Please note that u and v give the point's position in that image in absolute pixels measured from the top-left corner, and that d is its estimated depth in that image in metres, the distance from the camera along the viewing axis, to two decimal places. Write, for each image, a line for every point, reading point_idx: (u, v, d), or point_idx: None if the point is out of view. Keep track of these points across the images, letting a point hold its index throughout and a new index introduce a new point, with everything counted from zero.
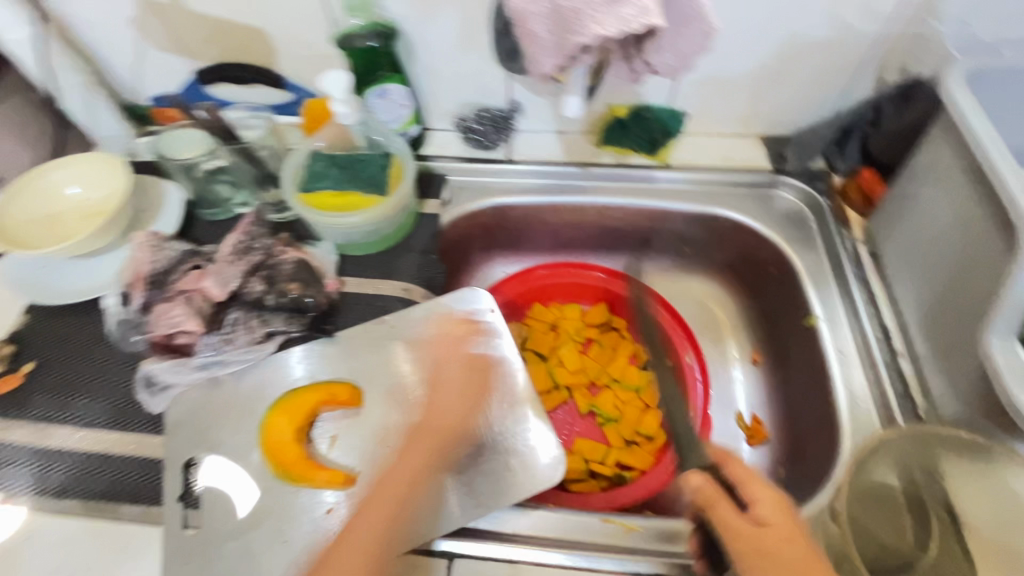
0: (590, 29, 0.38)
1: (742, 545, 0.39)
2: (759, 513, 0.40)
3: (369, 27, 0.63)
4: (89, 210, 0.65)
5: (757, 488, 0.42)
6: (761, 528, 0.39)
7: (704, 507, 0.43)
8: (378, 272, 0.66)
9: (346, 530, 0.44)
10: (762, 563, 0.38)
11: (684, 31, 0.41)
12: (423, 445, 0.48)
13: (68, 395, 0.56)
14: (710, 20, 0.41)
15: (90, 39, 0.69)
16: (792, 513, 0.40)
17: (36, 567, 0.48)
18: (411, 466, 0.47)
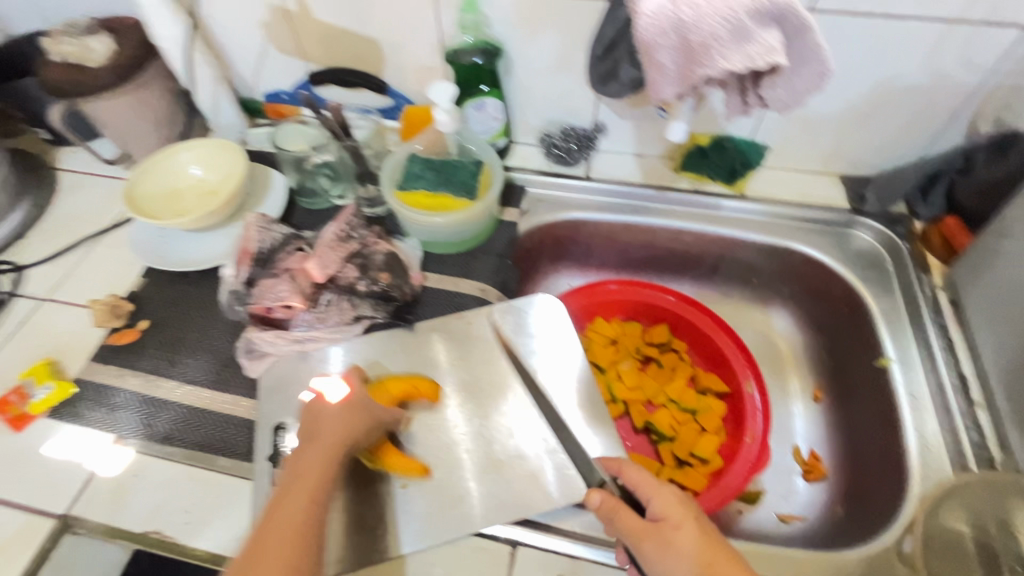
0: (717, 64, 0.41)
1: (646, 544, 0.44)
2: (657, 510, 0.45)
3: (477, 45, 0.68)
4: (205, 190, 0.72)
5: (655, 487, 0.47)
6: (658, 522, 0.45)
7: (609, 518, 0.46)
8: (457, 271, 0.70)
9: (268, 519, 0.42)
10: (661, 555, 0.43)
11: (801, 71, 0.44)
12: (326, 449, 0.46)
13: (176, 353, 0.62)
14: (826, 62, 0.43)
15: (223, 38, 0.77)
16: (683, 503, 0.46)
17: (140, 502, 0.53)
18: (314, 466, 0.45)
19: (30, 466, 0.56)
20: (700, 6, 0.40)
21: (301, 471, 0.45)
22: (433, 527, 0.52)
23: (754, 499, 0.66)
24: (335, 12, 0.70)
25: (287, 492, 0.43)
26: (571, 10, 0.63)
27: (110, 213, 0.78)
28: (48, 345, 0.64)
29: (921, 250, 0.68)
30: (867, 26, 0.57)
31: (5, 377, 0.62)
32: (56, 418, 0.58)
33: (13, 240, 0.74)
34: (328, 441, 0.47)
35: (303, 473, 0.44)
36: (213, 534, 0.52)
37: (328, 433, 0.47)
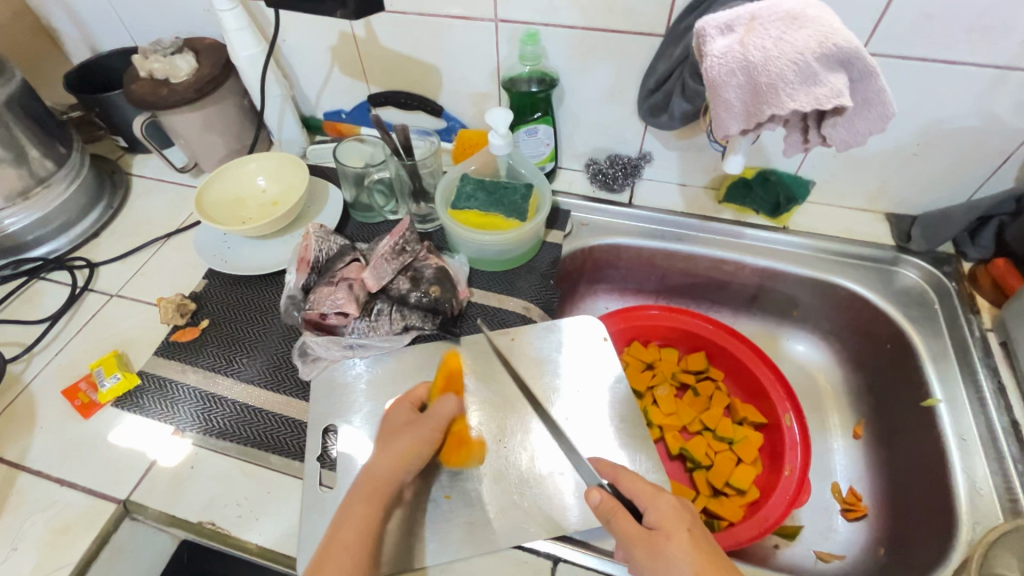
0: (787, 104, 0.44)
1: (638, 549, 0.44)
2: (654, 519, 0.45)
3: (534, 75, 0.71)
4: (268, 201, 0.76)
5: (653, 496, 0.47)
6: (653, 530, 0.44)
7: (607, 519, 0.47)
8: (502, 288, 0.72)
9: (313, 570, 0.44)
10: (652, 561, 0.43)
11: (864, 113, 0.45)
12: (371, 500, 0.48)
13: (234, 352, 0.65)
14: (890, 105, 0.45)
15: (293, 60, 0.82)
16: (680, 514, 0.45)
17: (196, 493, 0.56)
18: (358, 518, 0.46)
19: (95, 451, 0.59)
20: (770, 49, 0.43)
21: (346, 521, 0.46)
22: (474, 537, 0.52)
23: (792, 535, 0.65)
24: (400, 40, 0.74)
25: (329, 545, 0.45)
26: (627, 46, 0.66)
27: (177, 218, 0.82)
28: (117, 339, 0.68)
29: (970, 290, 0.68)
30: (920, 70, 0.58)
31: (76, 366, 0.66)
32: (120, 408, 0.61)
33: (88, 239, 0.79)
34: (374, 491, 0.48)
35: (346, 524, 0.46)
36: (264, 528, 0.54)
37: (375, 482, 0.49)
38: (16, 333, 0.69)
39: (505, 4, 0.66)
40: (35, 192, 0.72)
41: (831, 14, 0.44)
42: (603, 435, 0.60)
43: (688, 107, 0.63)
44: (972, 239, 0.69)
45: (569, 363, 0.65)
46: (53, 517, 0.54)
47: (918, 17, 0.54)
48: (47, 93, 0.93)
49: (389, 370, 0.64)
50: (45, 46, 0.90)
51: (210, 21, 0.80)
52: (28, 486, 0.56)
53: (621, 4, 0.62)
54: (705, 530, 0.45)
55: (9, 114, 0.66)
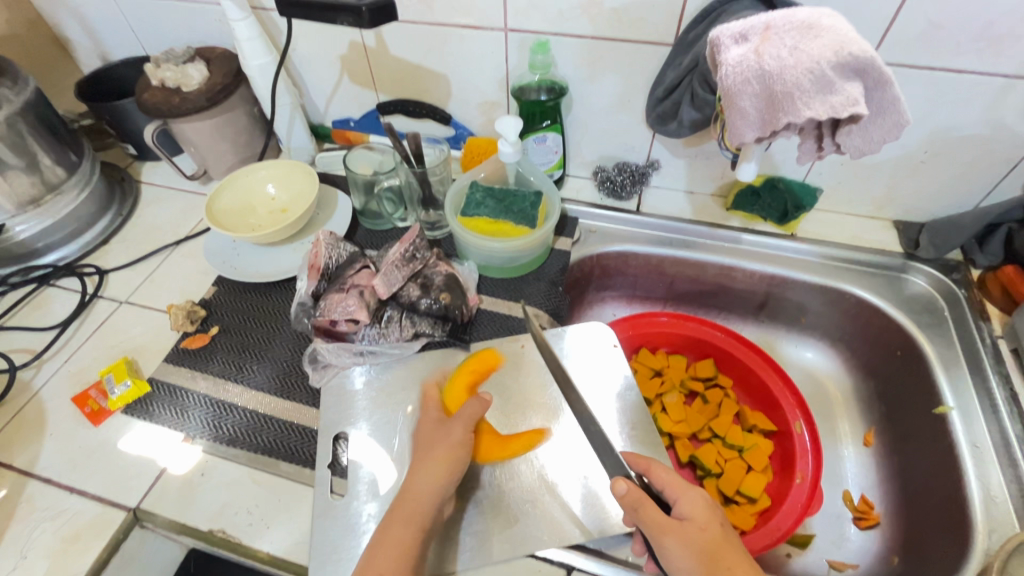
0: (802, 113, 0.44)
1: (670, 539, 0.44)
2: (685, 510, 0.46)
3: (544, 83, 0.72)
4: (278, 208, 0.76)
5: (683, 489, 0.48)
6: (683, 521, 0.45)
7: (631, 509, 0.46)
8: (511, 295, 0.72)
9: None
10: (683, 551, 0.44)
11: (878, 121, 0.46)
12: (406, 522, 0.48)
13: (244, 359, 0.65)
14: (903, 114, 0.46)
15: (303, 69, 0.83)
16: (709, 507, 0.47)
17: (207, 501, 0.55)
18: (394, 542, 0.47)
19: (105, 458, 0.59)
20: (786, 58, 0.43)
21: (382, 542, 0.47)
22: (487, 546, 0.52)
23: (804, 544, 0.65)
24: (411, 49, 0.75)
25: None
26: (636, 55, 0.66)
27: (186, 225, 0.83)
28: (126, 345, 0.68)
29: (979, 297, 0.68)
30: (929, 79, 0.59)
31: (86, 373, 0.66)
32: (130, 415, 0.61)
33: (98, 245, 0.80)
34: (407, 513, 0.49)
35: (382, 545, 0.47)
36: (275, 537, 0.53)
37: (407, 503, 0.49)
38: (25, 340, 0.69)
39: (515, 14, 0.67)
40: (46, 199, 0.72)
41: (845, 24, 0.45)
42: (615, 442, 0.59)
43: (698, 115, 0.63)
44: (980, 246, 0.69)
45: (579, 369, 0.65)
46: (63, 524, 0.54)
47: (927, 26, 0.55)
48: (58, 101, 0.94)
49: (399, 377, 0.64)
50: (57, 55, 0.91)
51: (222, 31, 0.81)
52: (38, 494, 0.56)
53: (632, 13, 0.63)
54: (729, 524, 0.47)
55: (22, 122, 0.66)
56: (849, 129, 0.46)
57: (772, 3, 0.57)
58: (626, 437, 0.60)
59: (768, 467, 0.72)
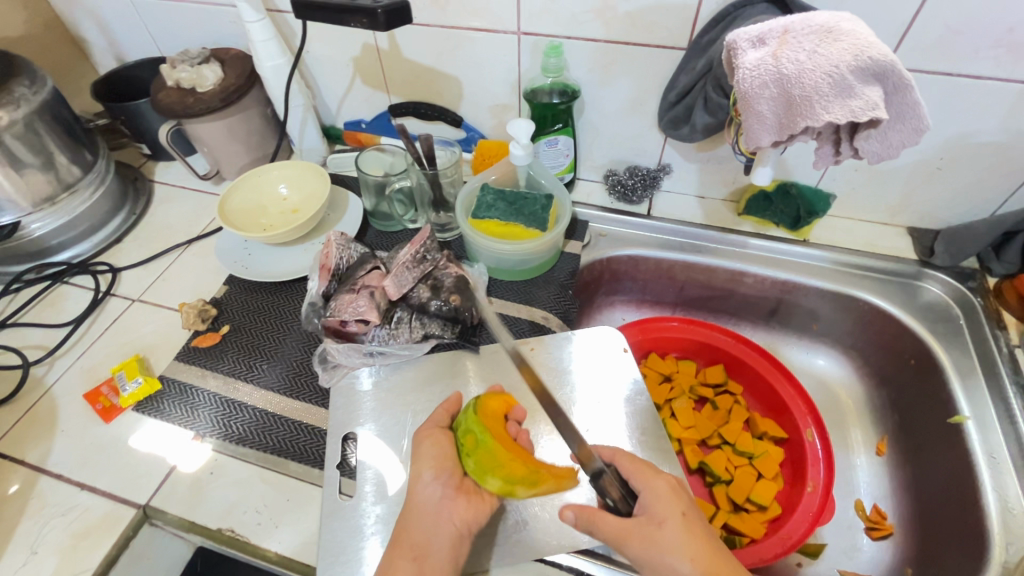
0: (820, 117, 0.44)
1: (631, 544, 0.45)
2: (647, 504, 0.46)
3: (557, 87, 0.72)
4: (288, 210, 0.77)
5: (646, 478, 0.48)
6: (643, 516, 0.46)
7: (591, 523, 0.48)
8: (521, 298, 0.72)
9: None
10: (646, 551, 0.44)
11: (897, 126, 0.45)
12: (404, 547, 0.46)
13: (255, 359, 0.65)
14: (923, 118, 0.45)
15: (316, 71, 0.83)
16: (673, 497, 0.46)
17: (214, 500, 0.55)
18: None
19: (115, 456, 0.59)
20: (804, 62, 0.43)
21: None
22: (495, 551, 0.51)
23: (816, 553, 0.64)
24: (423, 51, 0.75)
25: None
26: (650, 59, 0.66)
27: (198, 224, 0.83)
28: (137, 343, 0.69)
29: (996, 306, 0.67)
30: (946, 84, 0.58)
31: (97, 370, 0.66)
32: (141, 413, 0.62)
33: (111, 244, 0.80)
34: (404, 541, 0.47)
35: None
36: (283, 537, 0.53)
37: (405, 528, 0.47)
38: (39, 337, 0.70)
39: (529, 17, 0.67)
40: (62, 198, 0.73)
41: (864, 28, 0.45)
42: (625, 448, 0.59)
43: (711, 119, 0.63)
44: (997, 253, 0.68)
45: (589, 372, 0.65)
46: (73, 521, 0.54)
47: (944, 31, 0.55)
48: (74, 100, 0.95)
49: (407, 379, 0.63)
50: (74, 55, 0.92)
51: (236, 32, 0.82)
52: (49, 489, 0.56)
53: (646, 17, 0.63)
54: (696, 509, 0.46)
55: (40, 121, 0.67)
56: (868, 134, 0.46)
57: (788, 7, 0.57)
58: (635, 442, 0.59)
59: (779, 475, 0.71)
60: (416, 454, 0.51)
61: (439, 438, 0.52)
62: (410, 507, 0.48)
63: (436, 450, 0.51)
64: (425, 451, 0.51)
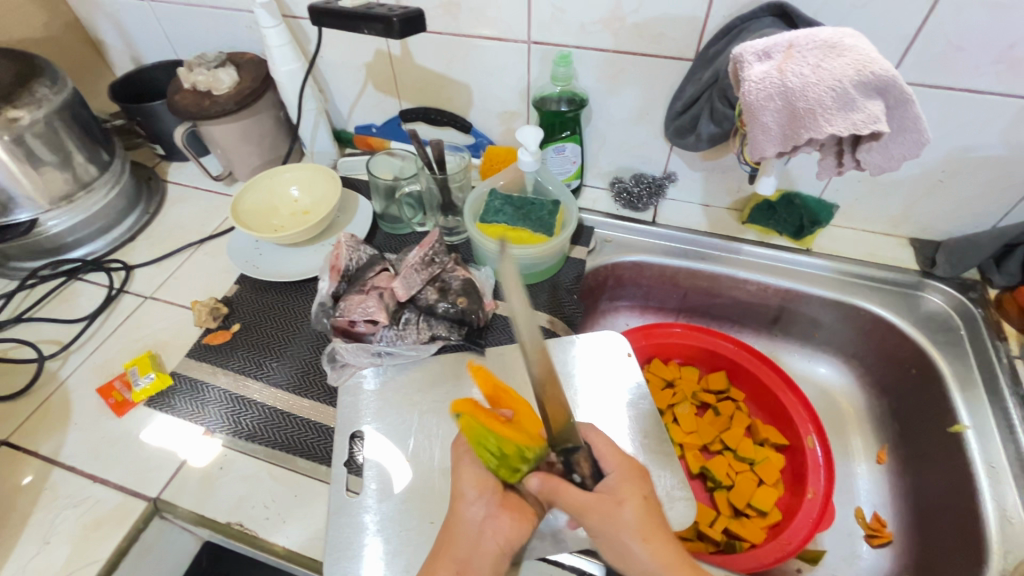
0: (823, 128, 0.45)
1: (589, 518, 0.46)
2: (611, 483, 0.48)
3: (564, 95, 0.73)
4: (299, 212, 0.78)
5: (616, 461, 0.49)
6: (603, 492, 0.47)
7: (552, 492, 0.47)
8: (526, 302, 0.73)
9: None
10: (603, 527, 0.45)
11: (898, 139, 0.47)
12: (444, 563, 0.45)
13: (264, 357, 0.66)
14: (924, 132, 0.46)
15: (329, 76, 0.85)
16: (636, 480, 0.48)
17: (224, 494, 0.56)
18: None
19: (126, 450, 0.60)
20: (808, 76, 0.44)
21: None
22: None
23: (816, 559, 0.64)
24: (435, 59, 0.77)
25: None
26: (657, 69, 0.68)
27: (210, 224, 0.85)
28: (149, 340, 0.70)
29: (996, 317, 0.68)
30: (947, 98, 0.59)
31: (110, 365, 0.67)
32: (152, 408, 0.63)
33: (125, 242, 0.82)
34: (446, 555, 0.45)
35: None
36: (291, 532, 0.54)
37: (447, 542, 0.46)
38: (53, 332, 0.71)
39: (539, 27, 0.68)
40: (78, 196, 0.74)
41: (867, 44, 0.46)
42: (627, 450, 0.60)
43: (716, 129, 0.64)
44: (998, 265, 0.69)
45: (593, 375, 0.66)
46: (85, 512, 0.55)
47: (945, 46, 0.56)
48: (91, 101, 0.97)
49: (414, 379, 0.64)
50: (92, 56, 0.94)
51: (251, 37, 0.83)
52: (62, 481, 0.57)
53: (653, 29, 0.64)
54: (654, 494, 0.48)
55: (60, 120, 0.69)
56: (869, 146, 0.47)
57: (794, 22, 0.58)
58: (638, 445, 0.60)
59: (780, 482, 0.72)
60: (457, 470, 0.50)
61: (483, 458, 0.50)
62: (454, 522, 0.47)
63: (481, 471, 0.49)
64: (468, 471, 0.49)
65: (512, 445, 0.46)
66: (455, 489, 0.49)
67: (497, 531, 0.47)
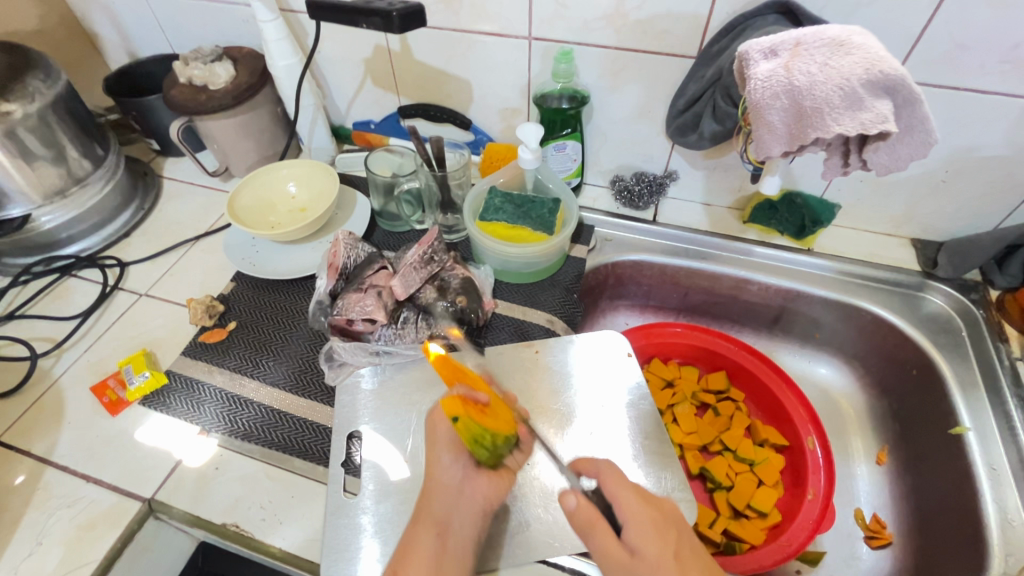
0: (830, 128, 0.44)
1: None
2: (634, 542, 0.45)
3: (566, 92, 0.72)
4: (297, 208, 0.77)
5: (638, 515, 0.46)
6: (630, 553, 0.44)
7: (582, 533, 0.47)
8: (526, 301, 0.73)
9: (401, 559, 0.47)
10: None
11: (906, 139, 0.46)
12: (425, 524, 0.48)
13: (261, 356, 0.66)
14: (932, 132, 0.46)
15: (328, 71, 0.84)
16: (662, 539, 0.45)
17: (219, 495, 0.56)
18: (416, 547, 0.47)
19: (120, 449, 0.59)
20: (816, 74, 0.44)
21: (406, 550, 0.47)
22: (497, 551, 0.52)
23: (817, 561, 0.63)
24: (435, 54, 0.76)
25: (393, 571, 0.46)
26: (659, 66, 0.67)
27: (206, 220, 0.84)
28: (145, 338, 0.69)
29: (998, 318, 0.67)
30: (952, 98, 0.59)
31: (105, 363, 0.67)
32: (147, 407, 0.62)
33: (120, 238, 0.81)
34: (426, 517, 0.49)
35: (404, 551, 0.47)
36: (288, 533, 0.53)
37: (427, 505, 0.50)
38: (47, 329, 0.70)
39: (541, 23, 0.67)
40: (72, 191, 0.73)
41: (875, 42, 0.45)
42: (628, 451, 0.59)
43: (718, 128, 0.64)
44: (1000, 266, 0.69)
45: (592, 375, 0.65)
46: (79, 512, 0.55)
47: (951, 46, 0.55)
48: (86, 95, 0.96)
49: (412, 378, 0.64)
50: (86, 49, 0.93)
51: (249, 31, 0.82)
52: (55, 481, 0.57)
53: (656, 25, 0.63)
54: (685, 554, 0.45)
55: (53, 114, 0.68)
56: (876, 146, 0.46)
57: (799, 19, 0.58)
58: (638, 446, 0.60)
59: (780, 483, 0.71)
60: (433, 435, 0.53)
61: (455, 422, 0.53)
62: (432, 487, 0.50)
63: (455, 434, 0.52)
64: (441, 434, 0.53)
65: (502, 434, 0.51)
66: (432, 456, 0.52)
67: (475, 489, 0.50)
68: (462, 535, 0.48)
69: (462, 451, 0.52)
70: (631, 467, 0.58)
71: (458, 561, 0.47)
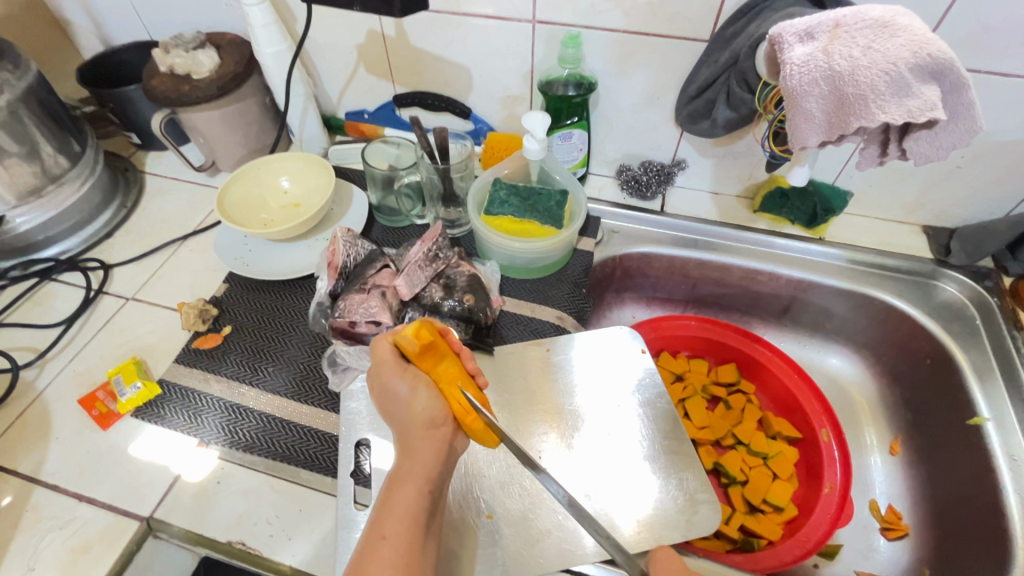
0: (876, 116, 0.42)
1: None
2: None
3: (573, 78, 0.69)
4: (290, 205, 0.73)
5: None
6: None
7: None
8: (535, 297, 0.70)
9: (378, 520, 0.40)
10: None
11: (951, 127, 0.44)
12: (416, 483, 0.42)
13: (259, 362, 0.62)
14: (977, 120, 0.44)
15: (318, 58, 0.79)
16: None
17: (222, 511, 0.53)
18: (400, 505, 0.41)
19: (115, 465, 0.56)
20: (859, 58, 0.42)
21: (388, 508, 0.41)
22: (518, 562, 0.50)
23: (833, 554, 0.64)
24: (432, 39, 0.72)
25: (375, 542, 0.39)
26: (669, 51, 0.64)
27: (194, 218, 0.80)
28: (134, 345, 0.66)
29: (1012, 306, 0.66)
30: (972, 81, 0.57)
31: (91, 373, 0.63)
32: (141, 419, 0.59)
33: (101, 239, 0.76)
34: (416, 476, 0.42)
35: (389, 512, 0.40)
36: (298, 549, 0.51)
37: (415, 464, 0.42)
38: (28, 338, 0.66)
39: (545, 6, 0.64)
40: (48, 191, 0.69)
41: (919, 23, 0.43)
42: (645, 450, 0.58)
43: (733, 115, 0.62)
44: (1013, 253, 0.68)
45: (607, 373, 0.64)
46: (73, 535, 0.52)
47: (974, 27, 0.53)
48: (59, 86, 0.90)
49: None
50: (57, 36, 0.87)
51: (232, 16, 0.78)
52: (45, 501, 0.54)
53: (667, 7, 0.60)
54: None
55: (24, 108, 0.63)
56: (920, 134, 0.44)
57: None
58: (656, 446, 0.58)
59: (794, 476, 0.71)
60: (415, 402, 0.43)
61: (432, 384, 0.44)
62: (420, 447, 0.43)
63: (440, 400, 0.44)
64: (424, 398, 0.43)
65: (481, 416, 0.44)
66: (412, 420, 0.44)
67: (459, 443, 0.46)
68: (441, 490, 0.44)
69: (447, 413, 0.44)
70: (650, 470, 0.56)
71: (434, 518, 0.43)
